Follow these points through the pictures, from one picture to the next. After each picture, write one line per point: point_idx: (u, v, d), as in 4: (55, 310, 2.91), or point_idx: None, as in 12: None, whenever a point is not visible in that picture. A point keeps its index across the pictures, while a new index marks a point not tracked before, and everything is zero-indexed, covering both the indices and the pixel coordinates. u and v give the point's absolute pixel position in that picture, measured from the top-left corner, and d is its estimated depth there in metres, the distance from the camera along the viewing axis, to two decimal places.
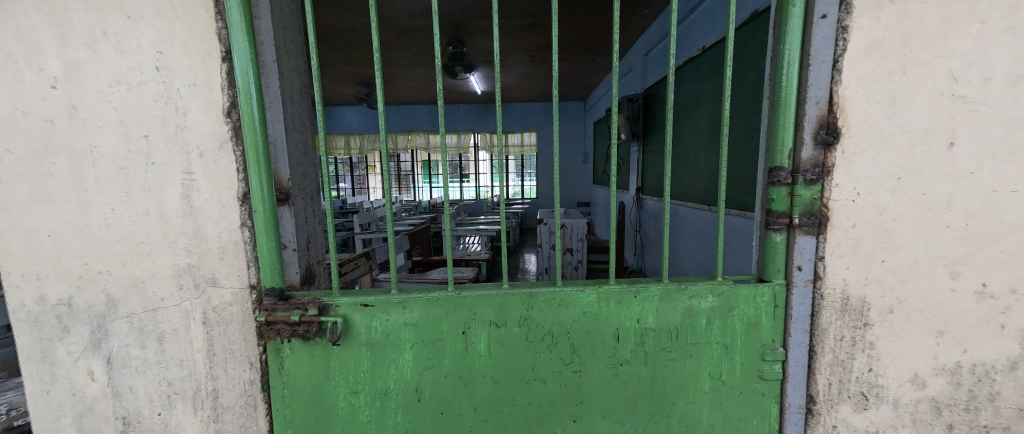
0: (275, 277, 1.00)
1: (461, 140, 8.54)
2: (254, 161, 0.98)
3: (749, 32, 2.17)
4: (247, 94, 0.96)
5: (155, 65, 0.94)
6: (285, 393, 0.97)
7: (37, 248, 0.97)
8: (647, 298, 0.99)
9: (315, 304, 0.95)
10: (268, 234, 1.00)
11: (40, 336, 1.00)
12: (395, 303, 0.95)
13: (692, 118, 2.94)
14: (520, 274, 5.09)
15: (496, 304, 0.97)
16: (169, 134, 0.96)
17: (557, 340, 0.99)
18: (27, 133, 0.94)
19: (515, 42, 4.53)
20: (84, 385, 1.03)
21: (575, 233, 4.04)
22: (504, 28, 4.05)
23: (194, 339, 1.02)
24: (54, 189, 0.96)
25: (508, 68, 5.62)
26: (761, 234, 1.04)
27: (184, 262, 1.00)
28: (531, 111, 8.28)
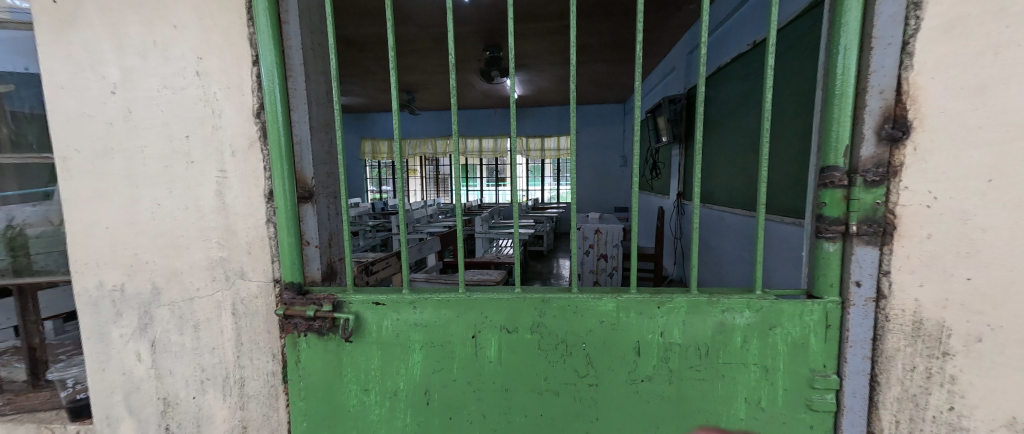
0: (295, 272, 1.03)
1: (498, 144, 8.66)
2: (278, 158, 1.01)
3: (803, 24, 1.98)
4: (272, 94, 1.00)
5: (196, 70, 1.01)
6: (301, 386, 0.99)
7: (96, 237, 1.07)
8: (673, 308, 0.90)
9: (330, 300, 0.96)
10: (290, 231, 1.03)
11: (98, 318, 1.10)
12: (405, 302, 0.94)
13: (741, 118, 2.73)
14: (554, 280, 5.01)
15: (507, 308, 0.92)
16: (205, 134, 1.02)
17: (571, 349, 0.93)
18: (91, 135, 1.04)
19: (552, 45, 4.50)
20: (132, 366, 1.12)
21: (610, 239, 3.90)
22: (541, 30, 4.03)
23: (225, 328, 1.08)
24: (111, 186, 1.05)
25: (546, 71, 5.60)
26: (810, 244, 0.91)
27: (217, 254, 1.06)
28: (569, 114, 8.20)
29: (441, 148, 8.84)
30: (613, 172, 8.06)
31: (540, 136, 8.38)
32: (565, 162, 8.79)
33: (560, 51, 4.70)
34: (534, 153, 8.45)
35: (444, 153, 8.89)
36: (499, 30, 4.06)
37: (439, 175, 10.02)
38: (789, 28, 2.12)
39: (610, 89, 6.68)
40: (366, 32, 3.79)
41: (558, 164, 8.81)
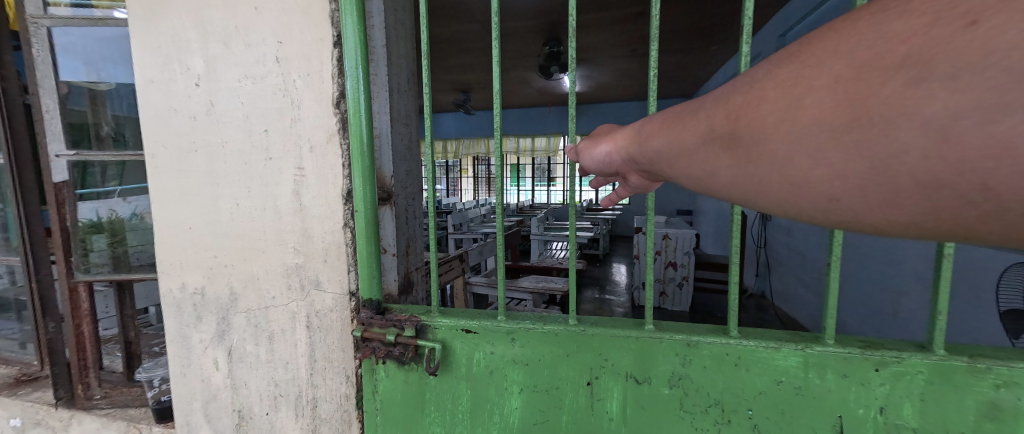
0: (373, 288, 0.89)
1: (551, 143, 8.47)
2: (358, 156, 0.87)
3: None
4: (355, 73, 0.86)
5: (276, 56, 0.90)
6: (379, 419, 0.88)
7: (180, 237, 1.03)
8: (900, 375, 0.65)
9: (413, 323, 0.83)
10: (369, 240, 0.89)
11: (182, 321, 1.07)
12: (502, 332, 0.79)
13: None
14: (610, 288, 4.75)
15: (635, 351, 0.74)
16: (284, 128, 0.92)
17: (729, 413, 0.72)
18: (176, 130, 0.99)
19: (618, 35, 4.24)
20: (210, 374, 1.06)
21: (681, 246, 3.80)
22: (609, 20, 3.81)
23: (299, 342, 0.98)
24: (194, 185, 1.00)
25: (608, 64, 5.35)
26: None
27: (293, 261, 0.95)
28: (628, 111, 7.92)
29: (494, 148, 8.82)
30: None
31: None
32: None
33: (628, 42, 4.43)
34: None
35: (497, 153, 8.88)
36: (562, 23, 3.89)
37: (490, 175, 9.99)
38: None
39: (678, 81, 6.30)
40: (432, 31, 3.90)
41: None
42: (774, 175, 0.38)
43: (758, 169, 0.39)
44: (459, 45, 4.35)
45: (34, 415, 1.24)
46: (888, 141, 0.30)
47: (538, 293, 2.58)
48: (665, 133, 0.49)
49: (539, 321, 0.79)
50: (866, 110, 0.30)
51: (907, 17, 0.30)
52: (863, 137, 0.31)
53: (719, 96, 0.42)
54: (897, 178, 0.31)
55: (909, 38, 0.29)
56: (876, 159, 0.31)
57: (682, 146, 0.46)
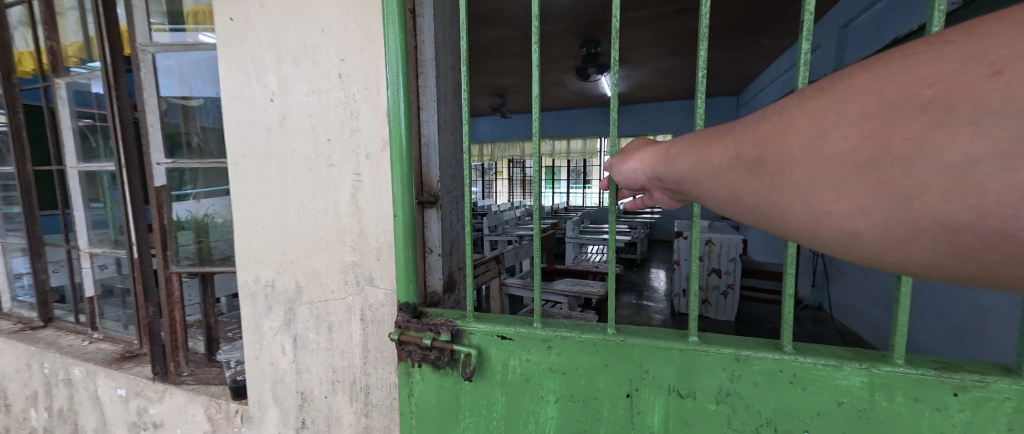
0: (410, 292, 0.93)
1: (587, 145, 8.41)
2: (397, 164, 0.92)
3: None
4: (395, 87, 0.92)
5: (339, 72, 1.00)
6: (414, 421, 0.92)
7: (256, 235, 1.16)
8: (983, 401, 0.63)
9: (449, 327, 0.88)
10: (407, 245, 0.94)
11: (255, 310, 1.20)
12: (539, 340, 0.82)
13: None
14: (647, 294, 4.64)
15: (679, 364, 0.75)
16: (345, 137, 1.01)
17: (783, 432, 0.72)
18: (255, 141, 1.12)
19: (658, 34, 4.18)
20: (278, 358, 1.19)
21: (726, 252, 3.64)
22: (649, 18, 3.77)
23: (354, 333, 1.07)
24: (268, 188, 1.12)
25: (647, 64, 5.27)
26: None
27: (350, 259, 1.05)
28: (670, 111, 7.75)
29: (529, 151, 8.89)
30: None
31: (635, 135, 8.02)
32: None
33: (668, 40, 4.36)
34: None
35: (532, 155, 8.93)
36: (600, 23, 3.90)
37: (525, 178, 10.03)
38: None
39: (724, 78, 6.10)
40: (473, 38, 4.07)
41: None
42: (797, 204, 0.38)
43: (785, 198, 0.39)
44: (497, 50, 4.47)
45: (135, 387, 1.43)
46: (909, 182, 0.30)
47: (573, 297, 2.60)
48: (694, 153, 0.48)
49: (575, 329, 0.82)
50: (888, 148, 0.31)
51: (938, 61, 0.30)
52: (886, 175, 0.31)
53: (751, 121, 0.41)
54: (919, 218, 0.31)
55: (936, 81, 0.29)
56: (900, 198, 0.31)
57: (708, 167, 0.46)
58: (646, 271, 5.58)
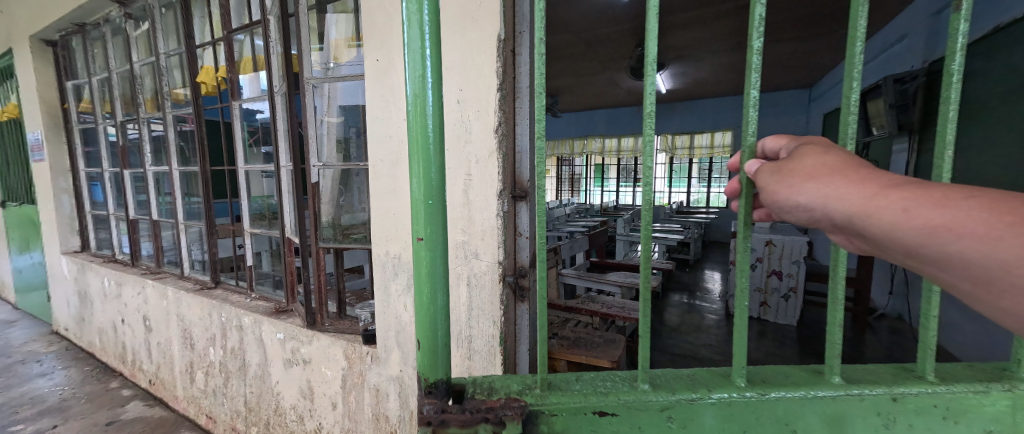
0: (438, 367, 0.63)
1: (639, 143, 8.55)
2: (417, 157, 0.59)
3: None
4: (417, 26, 0.56)
5: (458, 99, 1.34)
6: None
7: (388, 220, 1.55)
8: None
9: (514, 411, 0.63)
10: (432, 276, 0.62)
11: (385, 276, 1.60)
12: (650, 410, 0.66)
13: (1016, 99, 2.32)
14: (700, 294, 4.69)
15: (828, 415, 0.67)
16: (460, 147, 1.36)
17: None
18: (389, 150, 1.51)
19: (719, 30, 4.25)
20: (401, 313, 1.57)
21: (788, 254, 3.61)
22: (710, 16, 3.87)
23: (461, 295, 1.42)
24: (398, 185, 1.51)
25: (705, 60, 5.30)
26: None
27: (460, 239, 1.40)
28: (730, 108, 7.58)
29: (578, 149, 9.15)
30: None
31: (690, 133, 7.99)
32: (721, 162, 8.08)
33: (731, 36, 4.39)
34: (681, 152, 8.10)
35: (582, 153, 9.14)
36: (658, 24, 4.07)
37: (573, 176, 10.23)
38: None
39: (792, 72, 5.91)
40: None
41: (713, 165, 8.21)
42: None
43: None
44: (555, 53, 4.78)
45: (290, 332, 1.91)
46: None
47: (625, 287, 2.83)
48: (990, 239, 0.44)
49: (702, 391, 0.67)
50: None
51: None
52: None
53: None
54: None
55: None
56: None
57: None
58: (699, 272, 5.58)
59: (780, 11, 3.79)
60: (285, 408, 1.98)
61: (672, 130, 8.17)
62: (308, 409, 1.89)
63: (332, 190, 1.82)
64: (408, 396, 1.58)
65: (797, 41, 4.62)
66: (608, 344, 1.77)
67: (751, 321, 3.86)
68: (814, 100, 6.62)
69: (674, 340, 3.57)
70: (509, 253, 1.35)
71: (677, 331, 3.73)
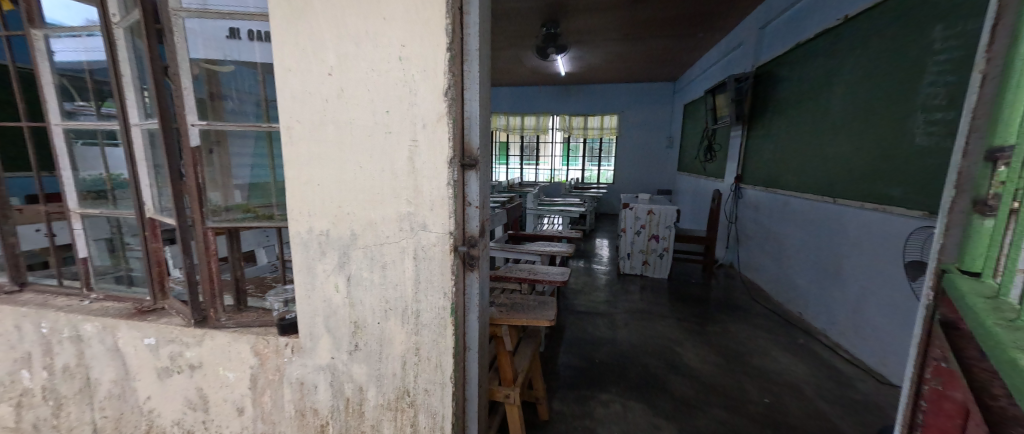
0: None
1: (541, 122, 9.16)
2: None
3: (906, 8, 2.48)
4: None
5: (399, 55, 1.23)
6: None
7: (310, 192, 1.35)
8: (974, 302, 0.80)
9: None
10: None
11: (307, 255, 1.40)
12: None
13: (829, 86, 3.19)
14: (596, 259, 5.34)
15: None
16: (403, 110, 1.26)
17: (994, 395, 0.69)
18: (309, 109, 1.30)
19: (614, 20, 4.81)
20: (331, 296, 1.41)
21: (664, 220, 4.37)
22: (608, 5, 4.35)
23: (407, 269, 1.36)
24: (324, 150, 1.32)
25: (599, 47, 5.92)
26: (961, 221, 0.95)
27: (405, 210, 1.32)
28: (615, 94, 8.54)
29: None
30: (657, 155, 8.46)
31: (584, 115, 8.84)
32: (607, 142, 9.07)
33: (622, 26, 5.01)
34: (577, 132, 9.00)
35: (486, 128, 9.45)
36: (565, 5, 4.39)
37: None
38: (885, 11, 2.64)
39: (662, 66, 6.97)
40: None
41: (600, 145, 9.17)
42: None
43: None
44: None
45: (167, 336, 1.53)
46: None
47: (546, 255, 3.03)
48: None
49: None
50: None
51: None
52: None
53: None
54: None
55: None
56: None
57: None
58: (593, 240, 6.31)
59: (661, 8, 4.46)
60: (165, 426, 1.61)
61: (566, 112, 8.97)
62: (201, 420, 1.58)
63: (220, 172, 1.49)
64: (342, 384, 1.46)
65: (671, 39, 5.50)
66: (542, 306, 1.94)
67: (636, 278, 4.57)
68: (676, 92, 7.89)
69: (578, 299, 4.02)
70: (458, 223, 1.34)
71: (579, 292, 4.20)
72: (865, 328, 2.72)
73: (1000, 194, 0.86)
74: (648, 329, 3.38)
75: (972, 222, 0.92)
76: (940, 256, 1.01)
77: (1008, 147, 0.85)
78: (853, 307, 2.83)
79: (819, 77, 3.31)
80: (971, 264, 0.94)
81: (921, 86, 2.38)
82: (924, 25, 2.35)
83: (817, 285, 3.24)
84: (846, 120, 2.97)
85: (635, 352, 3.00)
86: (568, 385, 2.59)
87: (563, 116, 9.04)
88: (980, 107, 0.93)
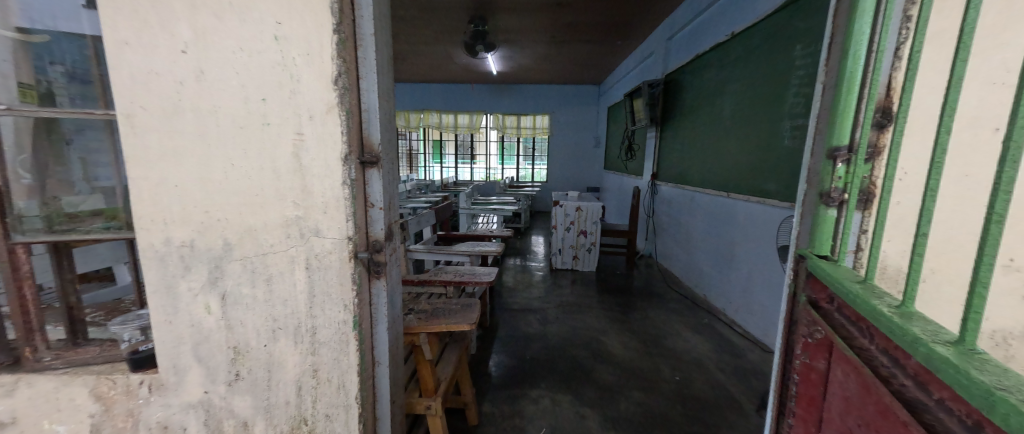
0: None
1: (474, 121, 9.05)
2: None
3: (779, 22, 2.77)
4: None
5: (275, 34, 1.06)
6: None
7: (164, 195, 1.11)
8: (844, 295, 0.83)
9: None
10: None
11: (164, 272, 1.14)
12: None
13: (721, 94, 3.50)
14: (531, 256, 5.39)
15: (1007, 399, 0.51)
16: (284, 98, 1.09)
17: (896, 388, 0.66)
18: (157, 92, 1.07)
19: (537, 22, 4.89)
20: (201, 319, 1.17)
21: (591, 216, 4.54)
22: (530, 6, 4.41)
23: (298, 281, 1.17)
24: (181, 143, 1.09)
25: (526, 48, 6.00)
26: (814, 206, 1.02)
27: (293, 213, 1.14)
28: (545, 94, 8.70)
29: (414, 123, 9.13)
30: (586, 153, 8.82)
31: (517, 114, 8.87)
32: (539, 141, 9.25)
33: (545, 28, 5.11)
34: (510, 130, 8.99)
35: (417, 127, 9.15)
36: (487, 3, 4.35)
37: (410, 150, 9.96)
38: (764, 24, 2.94)
39: (585, 70, 7.26)
40: None
41: (533, 144, 9.31)
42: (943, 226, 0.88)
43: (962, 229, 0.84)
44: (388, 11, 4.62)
45: None
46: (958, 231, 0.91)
47: (474, 256, 2.94)
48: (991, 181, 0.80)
49: None
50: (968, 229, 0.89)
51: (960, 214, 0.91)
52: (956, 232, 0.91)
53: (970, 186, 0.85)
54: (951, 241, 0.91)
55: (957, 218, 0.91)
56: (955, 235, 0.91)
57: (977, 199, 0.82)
58: (529, 238, 6.38)
59: (581, 13, 4.62)
60: None
61: (497, 110, 8.94)
62: None
63: (29, 165, 1.15)
64: (220, 421, 1.23)
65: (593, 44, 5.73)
66: (466, 309, 1.82)
67: (567, 272, 4.68)
68: (601, 95, 8.26)
69: (511, 296, 4.00)
70: (360, 226, 1.19)
71: (513, 289, 4.19)
72: (753, 305, 3.04)
73: (843, 187, 0.94)
74: (577, 321, 3.45)
75: (818, 212, 1.00)
76: (797, 242, 1.08)
77: (849, 147, 0.94)
78: (744, 287, 3.15)
79: (714, 83, 3.64)
80: (820, 248, 1.01)
81: (788, 95, 2.68)
82: (790, 41, 2.67)
83: (717, 269, 3.56)
84: (736, 124, 3.29)
85: (565, 344, 3.04)
86: (500, 386, 2.52)
87: (495, 115, 8.99)
88: (821, 114, 1.02)
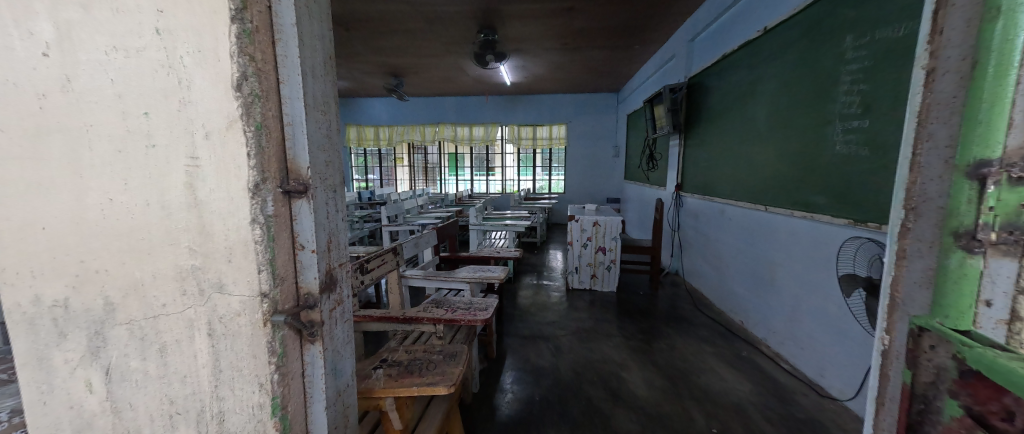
0: None
1: (489, 132, 8.84)
2: None
3: (823, 10, 2.36)
4: None
5: (156, 26, 0.80)
6: None
7: (29, 241, 0.86)
8: None
9: None
10: None
11: (36, 339, 0.90)
12: None
13: (752, 96, 3.09)
14: (545, 274, 5.03)
15: None
16: (171, 111, 0.82)
17: None
18: (16, 109, 0.83)
19: (548, 29, 4.63)
20: (82, 398, 0.92)
21: (609, 232, 4.17)
22: (539, 12, 4.15)
23: (199, 352, 0.89)
24: (48, 176, 0.84)
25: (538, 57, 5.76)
26: (937, 247, 0.60)
27: (188, 263, 0.86)
28: (561, 103, 8.40)
29: (429, 136, 9.07)
30: (604, 163, 8.42)
31: (532, 125, 8.61)
32: (556, 152, 8.93)
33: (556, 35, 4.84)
34: (525, 142, 8.74)
35: (432, 140, 9.08)
36: (494, 11, 4.14)
37: (427, 164, 9.90)
38: (806, 12, 2.52)
39: (602, 78, 6.94)
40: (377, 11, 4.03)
41: (550, 155, 9.00)
42: None
43: None
44: (395, 25, 4.50)
45: None
46: None
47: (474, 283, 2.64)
48: None
49: None
50: None
51: None
52: None
53: None
54: None
55: None
56: None
57: None
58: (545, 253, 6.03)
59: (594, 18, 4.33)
60: None
61: (512, 121, 8.71)
62: None
63: None
64: None
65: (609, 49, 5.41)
66: (448, 361, 1.48)
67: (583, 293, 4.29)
68: (620, 102, 7.87)
69: (522, 322, 3.65)
70: (285, 278, 0.89)
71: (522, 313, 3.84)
72: (802, 338, 2.59)
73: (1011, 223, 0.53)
74: (594, 352, 3.06)
75: (948, 258, 0.59)
76: (898, 299, 0.66)
77: (1008, 160, 0.53)
78: (788, 315, 2.71)
79: (744, 84, 3.23)
80: (954, 317, 0.59)
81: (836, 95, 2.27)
82: (838, 33, 2.25)
83: (754, 293, 3.12)
84: (772, 129, 2.87)
85: (579, 382, 2.66)
86: None
87: (510, 126, 8.77)
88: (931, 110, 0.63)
